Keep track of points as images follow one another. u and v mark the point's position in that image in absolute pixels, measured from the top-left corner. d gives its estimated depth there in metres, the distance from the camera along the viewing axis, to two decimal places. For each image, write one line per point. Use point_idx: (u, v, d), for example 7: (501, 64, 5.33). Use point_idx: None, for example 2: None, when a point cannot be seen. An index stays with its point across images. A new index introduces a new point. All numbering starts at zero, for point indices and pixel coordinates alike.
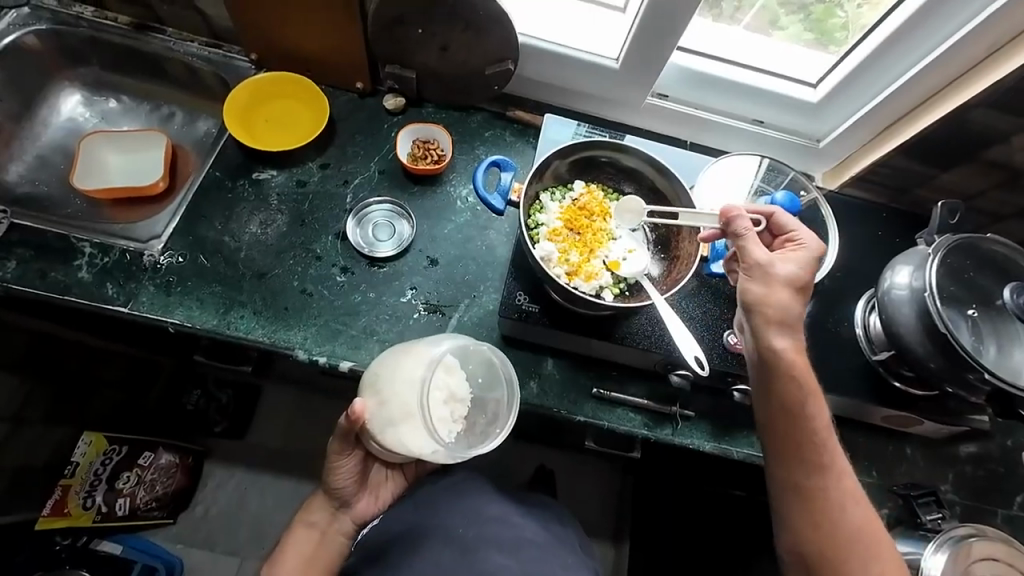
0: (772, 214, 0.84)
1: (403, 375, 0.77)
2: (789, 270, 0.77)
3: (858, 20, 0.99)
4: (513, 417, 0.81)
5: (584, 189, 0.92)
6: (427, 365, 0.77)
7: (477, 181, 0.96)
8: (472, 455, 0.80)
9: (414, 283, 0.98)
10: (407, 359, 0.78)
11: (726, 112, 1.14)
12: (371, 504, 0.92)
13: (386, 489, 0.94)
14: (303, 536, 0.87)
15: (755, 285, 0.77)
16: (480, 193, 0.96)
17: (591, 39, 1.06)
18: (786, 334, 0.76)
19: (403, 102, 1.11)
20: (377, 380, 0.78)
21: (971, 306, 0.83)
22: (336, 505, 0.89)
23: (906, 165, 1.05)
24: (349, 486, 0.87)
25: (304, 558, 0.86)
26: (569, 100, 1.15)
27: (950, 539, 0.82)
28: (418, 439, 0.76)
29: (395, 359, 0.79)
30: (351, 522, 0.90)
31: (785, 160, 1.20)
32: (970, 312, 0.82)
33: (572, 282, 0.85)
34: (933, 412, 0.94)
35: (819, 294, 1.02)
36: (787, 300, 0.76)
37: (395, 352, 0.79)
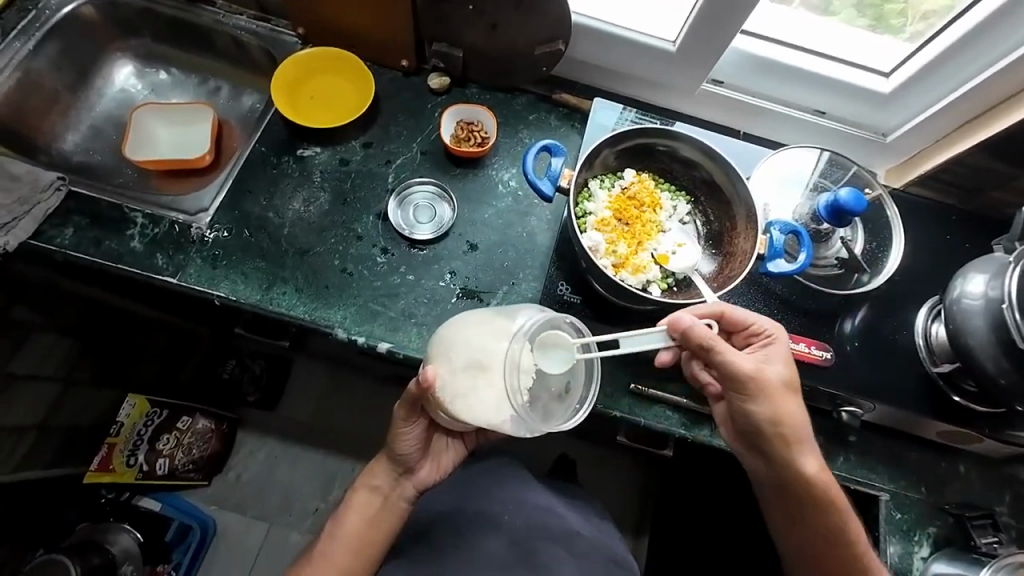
0: (722, 313, 0.77)
1: (483, 346, 0.73)
2: (773, 375, 0.73)
3: (918, 7, 0.92)
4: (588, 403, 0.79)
5: (634, 178, 0.88)
6: (511, 337, 0.74)
7: (526, 167, 0.88)
8: (545, 431, 0.75)
9: (453, 267, 0.97)
10: (487, 329, 0.75)
11: (786, 101, 1.07)
12: (433, 471, 0.88)
13: (448, 458, 0.90)
14: (367, 499, 0.85)
15: (759, 405, 0.73)
16: (527, 180, 0.86)
17: (648, 20, 1.01)
18: (808, 451, 0.75)
19: (448, 81, 1.09)
20: (451, 348, 0.75)
21: None
22: (400, 471, 0.86)
23: (983, 164, 0.97)
24: (414, 453, 0.84)
25: (367, 518, 0.84)
26: (620, 85, 1.10)
27: (1006, 567, 0.78)
28: (494, 409, 0.72)
29: (470, 327, 0.76)
30: (412, 488, 0.87)
31: (846, 154, 1.13)
32: None
33: (619, 274, 0.81)
34: (995, 429, 0.88)
35: (876, 299, 0.97)
36: (792, 408, 0.73)
37: (474, 320, 0.77)
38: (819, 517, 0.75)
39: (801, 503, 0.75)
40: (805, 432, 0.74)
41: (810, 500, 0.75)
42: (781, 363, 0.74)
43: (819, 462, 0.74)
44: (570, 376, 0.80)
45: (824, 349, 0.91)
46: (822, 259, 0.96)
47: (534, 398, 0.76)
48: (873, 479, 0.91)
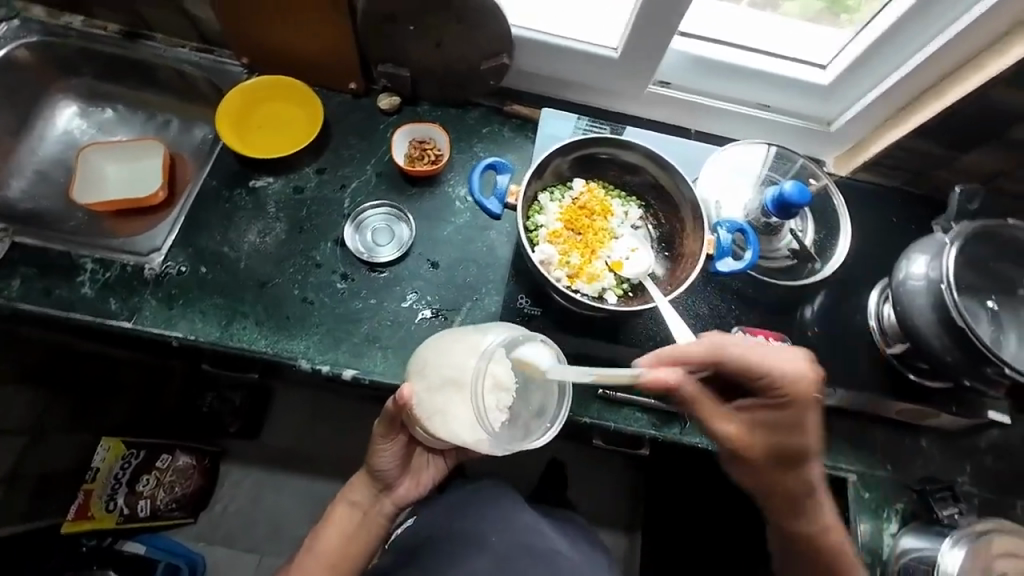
0: (719, 357, 0.68)
1: (456, 364, 0.74)
2: (759, 445, 0.73)
3: None
4: (556, 424, 0.76)
5: (584, 187, 0.87)
6: (480, 355, 0.74)
7: (472, 186, 0.88)
8: (521, 448, 0.75)
9: (416, 287, 0.98)
10: (461, 347, 0.75)
11: (730, 98, 1.10)
12: (413, 488, 0.90)
13: (428, 475, 0.91)
14: (345, 513, 0.87)
15: (739, 470, 0.76)
16: (476, 201, 0.88)
17: (589, 28, 1.02)
18: (804, 512, 0.77)
19: (398, 101, 1.09)
20: (427, 365, 0.76)
21: (991, 295, 0.83)
22: (379, 487, 0.88)
23: (920, 148, 1.01)
24: (392, 470, 0.85)
25: (344, 534, 0.86)
26: (571, 93, 1.11)
27: (968, 536, 0.81)
28: (468, 427, 0.73)
29: (444, 345, 0.76)
30: (391, 505, 0.89)
31: (792, 145, 1.16)
32: (989, 302, 0.83)
33: (573, 284, 0.80)
34: (949, 404, 0.91)
35: (832, 284, 0.99)
36: (774, 476, 0.75)
37: (449, 338, 0.77)
38: (813, 564, 0.78)
39: (800, 548, 0.78)
40: (798, 496, 0.76)
41: (812, 551, 0.78)
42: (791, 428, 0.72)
43: (809, 519, 0.77)
44: (549, 394, 0.79)
45: (780, 339, 0.89)
46: (776, 252, 0.96)
47: (514, 414, 0.77)
48: (840, 461, 0.94)
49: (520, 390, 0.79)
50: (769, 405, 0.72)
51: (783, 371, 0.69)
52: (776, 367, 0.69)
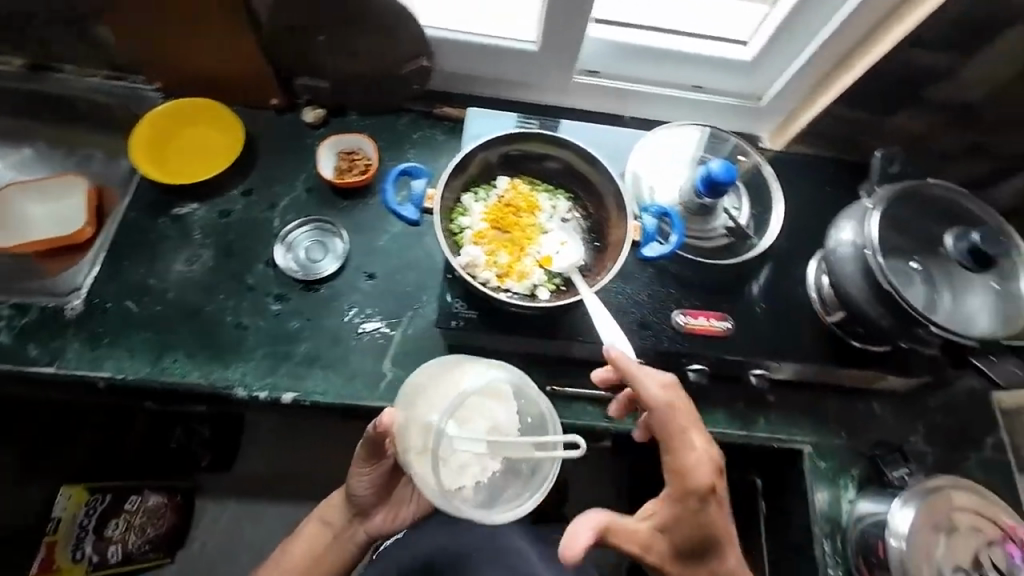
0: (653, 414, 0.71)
1: (446, 401, 0.72)
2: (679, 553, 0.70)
3: None
4: (532, 502, 0.71)
5: (507, 184, 0.85)
6: (469, 397, 0.72)
7: (385, 194, 0.90)
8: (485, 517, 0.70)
9: (353, 301, 0.95)
10: (457, 384, 0.74)
11: (659, 81, 1.09)
12: (388, 520, 0.90)
13: (407, 510, 0.91)
14: (317, 530, 0.90)
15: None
16: (390, 209, 0.90)
17: (508, 23, 1.01)
18: None
19: (323, 113, 1.06)
20: (418, 392, 0.74)
21: (914, 257, 0.82)
22: (353, 513, 0.89)
23: (847, 115, 1.01)
24: (367, 496, 0.87)
25: (313, 553, 0.88)
26: (500, 90, 1.09)
27: (914, 494, 0.81)
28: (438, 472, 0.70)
29: (442, 378, 0.75)
30: (364, 533, 0.90)
31: (727, 123, 1.15)
32: (912, 264, 0.81)
33: (503, 284, 0.79)
34: (894, 367, 0.92)
35: (776, 256, 0.98)
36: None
37: (452, 368, 0.75)
38: None
39: None
40: None
41: None
42: (698, 526, 0.69)
43: None
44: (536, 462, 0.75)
45: (722, 319, 0.90)
46: (712, 232, 0.95)
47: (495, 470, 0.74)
48: (794, 433, 0.95)
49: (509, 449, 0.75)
50: (669, 511, 0.70)
51: (691, 469, 0.68)
52: (688, 459, 0.68)
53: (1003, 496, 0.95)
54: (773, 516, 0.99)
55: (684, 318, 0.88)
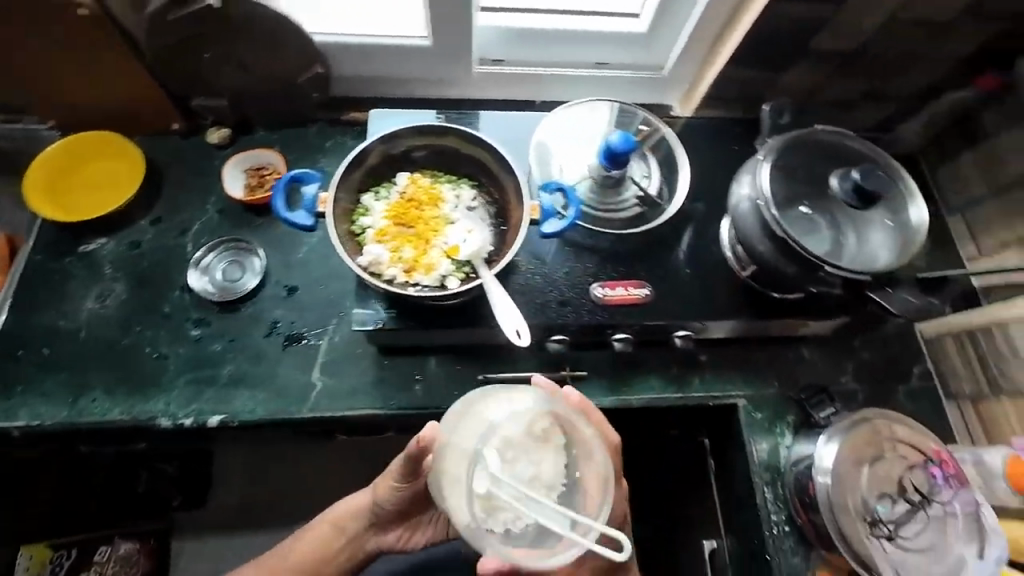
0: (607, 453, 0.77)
1: (497, 430, 0.70)
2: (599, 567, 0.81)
3: None
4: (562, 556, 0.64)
5: (407, 180, 0.85)
6: (520, 426, 0.70)
7: (277, 204, 0.84)
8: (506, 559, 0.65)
9: (276, 317, 0.94)
10: (508, 412, 0.71)
11: (561, 62, 1.10)
12: (400, 539, 0.91)
13: (422, 533, 0.92)
14: (327, 535, 0.89)
15: None
16: (282, 217, 0.82)
17: (399, 20, 1.00)
18: None
19: (228, 133, 1.05)
20: (467, 419, 0.72)
21: (805, 202, 0.85)
22: (371, 522, 0.88)
23: (741, 74, 1.03)
24: (387, 509, 0.86)
25: (314, 555, 0.88)
26: (406, 89, 1.09)
27: (834, 433, 0.83)
28: (471, 501, 0.67)
29: (496, 405, 0.73)
30: (375, 544, 0.90)
31: (636, 97, 1.17)
32: (803, 209, 0.85)
33: (412, 279, 0.79)
34: (814, 311, 0.94)
35: (691, 218, 0.99)
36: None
37: (501, 398, 0.74)
38: None
39: None
40: None
41: None
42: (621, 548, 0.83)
43: None
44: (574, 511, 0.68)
45: (640, 287, 0.91)
46: (623, 203, 0.97)
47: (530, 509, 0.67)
48: (728, 389, 0.97)
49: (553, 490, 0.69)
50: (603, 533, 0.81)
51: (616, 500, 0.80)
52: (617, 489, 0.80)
53: (932, 422, 0.98)
54: (720, 473, 1.01)
55: (602, 290, 0.90)
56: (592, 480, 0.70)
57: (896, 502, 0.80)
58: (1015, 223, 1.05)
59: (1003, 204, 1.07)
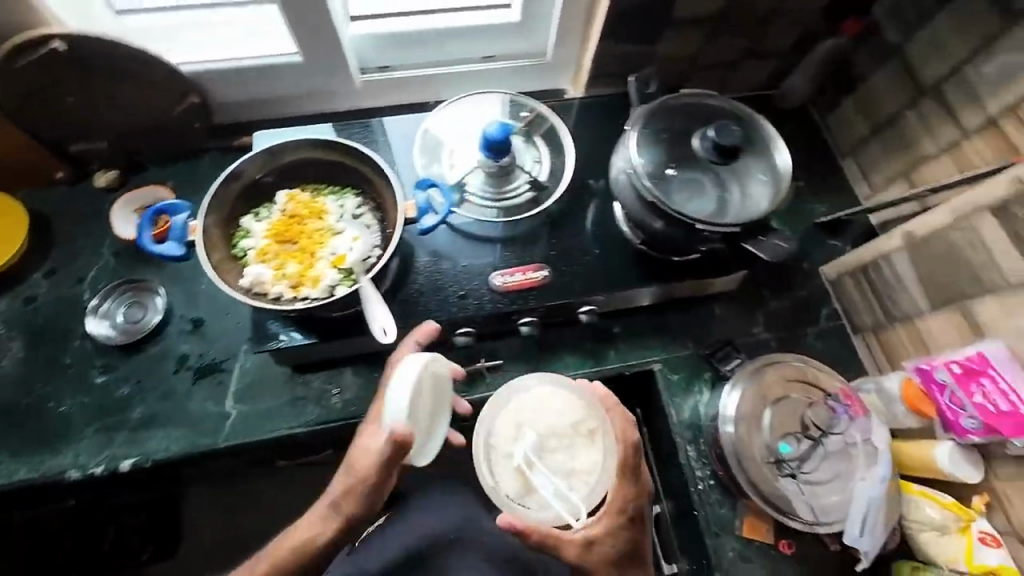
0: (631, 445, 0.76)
1: (533, 416, 0.82)
2: (608, 554, 0.74)
3: None
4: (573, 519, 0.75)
5: (287, 197, 0.85)
6: (548, 415, 0.82)
7: (142, 236, 0.89)
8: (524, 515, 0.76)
9: (184, 351, 0.93)
10: (541, 403, 0.83)
11: (444, 61, 1.11)
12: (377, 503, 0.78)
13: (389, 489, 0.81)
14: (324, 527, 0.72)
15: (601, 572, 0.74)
16: (147, 249, 0.88)
17: (265, 38, 0.98)
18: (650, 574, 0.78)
19: (115, 174, 1.03)
20: (512, 407, 0.83)
21: (671, 164, 0.86)
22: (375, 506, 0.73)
23: (616, 49, 1.06)
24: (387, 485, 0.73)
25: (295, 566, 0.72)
26: (294, 107, 1.09)
27: (734, 384, 0.87)
28: (506, 472, 0.79)
29: (536, 398, 0.83)
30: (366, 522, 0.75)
31: (527, 85, 1.17)
32: (669, 171, 0.86)
33: (299, 293, 0.79)
34: (714, 268, 0.96)
35: (586, 194, 1.01)
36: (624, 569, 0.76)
37: (539, 391, 0.84)
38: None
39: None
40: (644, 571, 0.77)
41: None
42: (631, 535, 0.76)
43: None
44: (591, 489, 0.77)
45: (539, 269, 0.93)
46: (515, 191, 0.98)
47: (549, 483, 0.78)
48: (645, 355, 0.99)
49: (574, 472, 0.79)
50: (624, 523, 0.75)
51: (635, 493, 0.77)
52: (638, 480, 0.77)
53: (847, 359, 1.00)
54: (653, 441, 1.02)
55: (501, 278, 0.91)
56: (610, 464, 0.78)
57: (801, 441, 0.84)
58: (896, 158, 1.07)
59: (882, 143, 1.10)
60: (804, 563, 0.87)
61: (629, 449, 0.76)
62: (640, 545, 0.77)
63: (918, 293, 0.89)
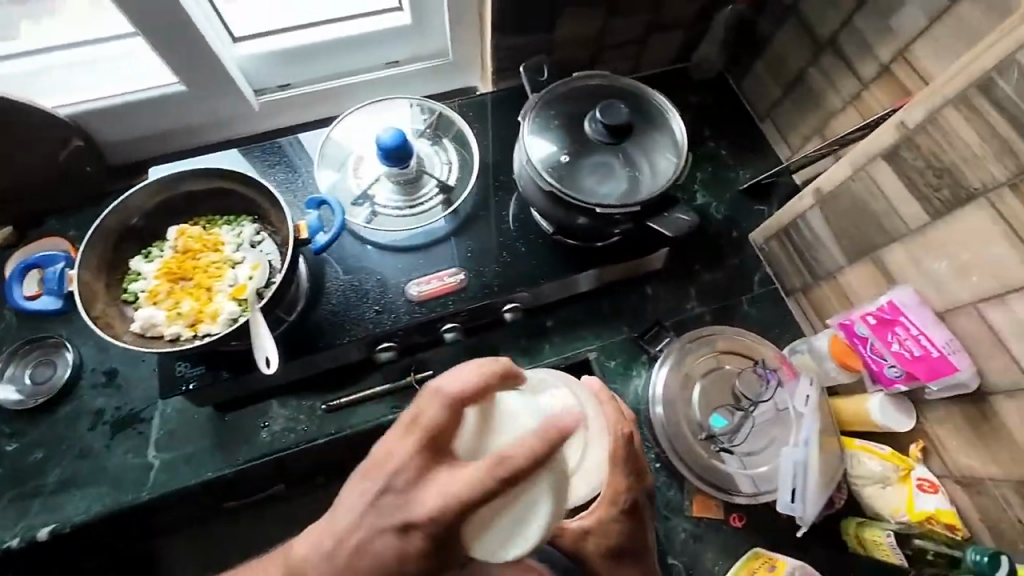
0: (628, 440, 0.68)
1: None
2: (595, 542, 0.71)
3: None
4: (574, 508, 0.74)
5: (178, 233, 0.81)
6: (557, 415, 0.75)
7: (14, 292, 0.94)
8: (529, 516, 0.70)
9: (99, 406, 0.90)
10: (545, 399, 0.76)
11: (343, 72, 1.08)
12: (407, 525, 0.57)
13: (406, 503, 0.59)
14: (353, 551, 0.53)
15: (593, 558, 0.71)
16: (20, 304, 0.92)
17: (147, 69, 0.95)
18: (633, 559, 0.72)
19: (8, 231, 0.98)
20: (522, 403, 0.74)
21: (565, 151, 0.84)
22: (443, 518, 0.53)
23: (513, 39, 1.03)
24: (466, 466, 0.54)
25: None
26: (194, 137, 1.05)
27: (660, 364, 0.91)
28: None
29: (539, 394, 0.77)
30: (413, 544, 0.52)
31: (436, 87, 1.16)
32: (564, 157, 0.84)
33: (196, 331, 0.76)
34: (637, 249, 0.95)
35: (499, 191, 0.99)
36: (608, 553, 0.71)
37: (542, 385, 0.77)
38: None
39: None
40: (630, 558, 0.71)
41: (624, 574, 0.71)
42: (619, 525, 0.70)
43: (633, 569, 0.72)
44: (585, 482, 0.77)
45: (454, 273, 0.91)
46: (425, 196, 0.96)
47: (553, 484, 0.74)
48: (579, 346, 0.97)
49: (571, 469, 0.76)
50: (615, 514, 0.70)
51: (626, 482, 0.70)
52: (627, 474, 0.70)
53: (782, 322, 1.00)
54: None
55: (417, 286, 0.90)
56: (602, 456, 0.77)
57: (734, 412, 0.88)
58: (809, 115, 1.06)
59: (795, 102, 1.09)
60: (758, 535, 0.85)
61: (620, 444, 0.68)
62: (637, 538, 0.72)
63: (833, 250, 0.88)
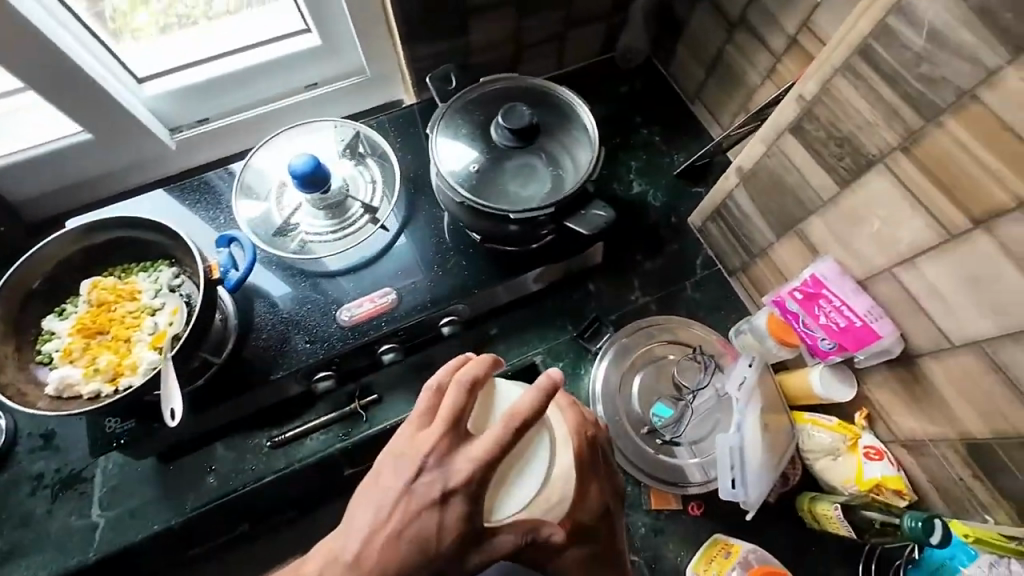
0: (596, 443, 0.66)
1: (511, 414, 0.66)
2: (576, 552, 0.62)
3: None
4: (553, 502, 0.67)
5: (92, 286, 0.80)
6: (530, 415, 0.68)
7: None
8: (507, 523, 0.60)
9: (38, 469, 0.87)
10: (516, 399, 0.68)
11: (260, 100, 1.06)
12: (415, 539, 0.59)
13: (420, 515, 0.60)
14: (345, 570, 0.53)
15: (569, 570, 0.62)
16: None
17: (55, 120, 0.94)
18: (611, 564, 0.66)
19: None
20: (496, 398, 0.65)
21: (476, 159, 0.83)
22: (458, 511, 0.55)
23: (426, 50, 1.01)
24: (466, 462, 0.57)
25: None
26: (117, 180, 1.04)
27: (602, 360, 0.92)
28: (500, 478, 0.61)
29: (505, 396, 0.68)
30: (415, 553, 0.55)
31: (358, 104, 1.13)
32: (473, 164, 0.83)
33: (113, 384, 0.74)
34: (574, 249, 0.93)
35: (427, 205, 0.97)
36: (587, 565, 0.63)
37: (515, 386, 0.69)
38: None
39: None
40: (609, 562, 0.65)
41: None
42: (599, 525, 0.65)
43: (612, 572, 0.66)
44: None
45: (385, 293, 0.90)
46: (350, 217, 0.93)
47: None
48: (525, 350, 0.96)
49: None
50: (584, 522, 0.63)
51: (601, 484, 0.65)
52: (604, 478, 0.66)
53: (726, 303, 0.99)
54: None
55: (347, 312, 0.88)
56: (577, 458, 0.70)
57: (677, 402, 0.89)
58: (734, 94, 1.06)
59: (719, 82, 1.08)
60: (717, 521, 0.85)
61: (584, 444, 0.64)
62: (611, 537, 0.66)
63: (761, 227, 0.87)
